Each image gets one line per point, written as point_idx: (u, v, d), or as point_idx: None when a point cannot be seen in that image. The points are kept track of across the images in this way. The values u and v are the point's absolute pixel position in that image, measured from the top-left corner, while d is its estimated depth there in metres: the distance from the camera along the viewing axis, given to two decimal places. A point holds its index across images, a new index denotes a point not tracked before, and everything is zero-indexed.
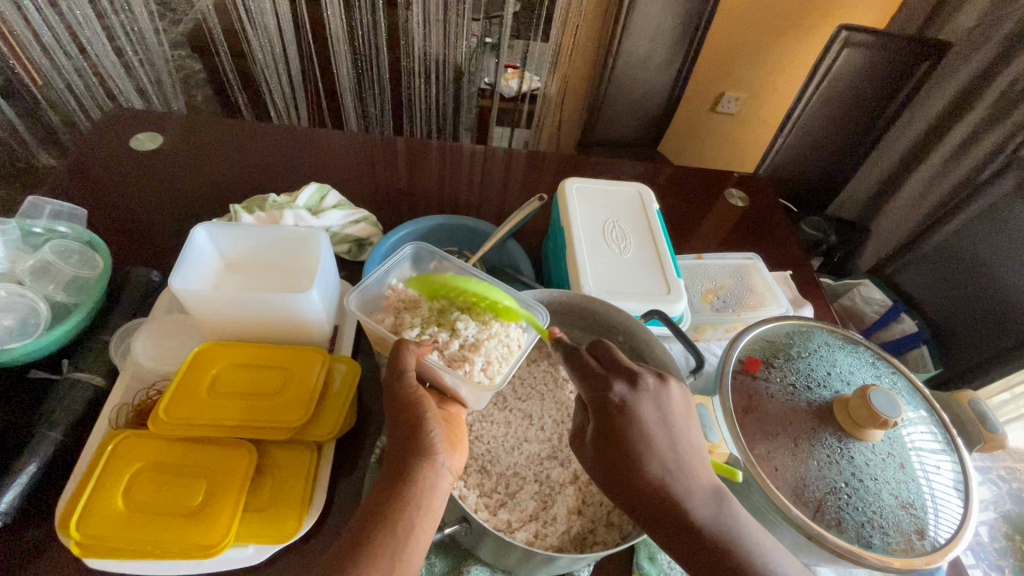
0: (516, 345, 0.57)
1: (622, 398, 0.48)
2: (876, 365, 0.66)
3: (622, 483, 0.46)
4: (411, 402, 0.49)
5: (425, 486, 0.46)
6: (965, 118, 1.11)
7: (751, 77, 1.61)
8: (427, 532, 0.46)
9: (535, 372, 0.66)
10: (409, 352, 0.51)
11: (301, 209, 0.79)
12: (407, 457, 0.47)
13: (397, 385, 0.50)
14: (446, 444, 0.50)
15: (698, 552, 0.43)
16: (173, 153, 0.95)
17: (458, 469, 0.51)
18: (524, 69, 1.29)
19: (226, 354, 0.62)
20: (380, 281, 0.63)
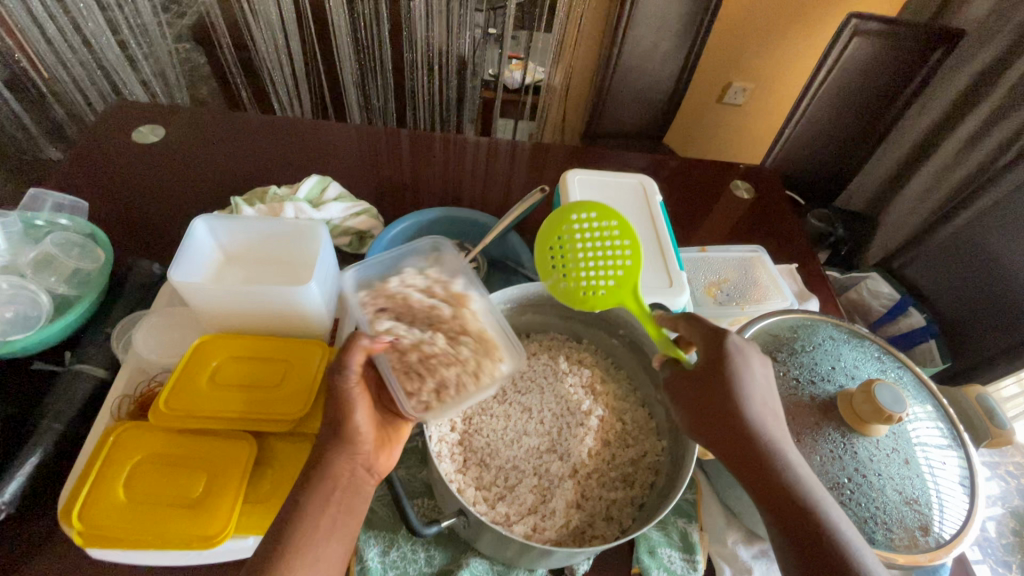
0: (484, 379, 0.53)
1: (738, 343, 0.51)
2: (882, 359, 0.65)
3: (721, 418, 0.49)
4: (343, 400, 0.51)
5: (343, 481, 0.49)
6: (977, 108, 1.08)
7: (760, 66, 1.58)
8: (348, 526, 0.49)
9: (535, 365, 0.66)
10: (357, 350, 0.50)
11: (301, 201, 0.79)
12: (335, 455, 0.50)
13: (337, 378, 0.50)
14: (372, 444, 0.52)
15: (776, 488, 0.47)
16: (175, 145, 0.95)
17: (384, 468, 0.53)
18: (528, 60, 1.27)
19: (225, 346, 0.62)
20: (390, 265, 0.62)
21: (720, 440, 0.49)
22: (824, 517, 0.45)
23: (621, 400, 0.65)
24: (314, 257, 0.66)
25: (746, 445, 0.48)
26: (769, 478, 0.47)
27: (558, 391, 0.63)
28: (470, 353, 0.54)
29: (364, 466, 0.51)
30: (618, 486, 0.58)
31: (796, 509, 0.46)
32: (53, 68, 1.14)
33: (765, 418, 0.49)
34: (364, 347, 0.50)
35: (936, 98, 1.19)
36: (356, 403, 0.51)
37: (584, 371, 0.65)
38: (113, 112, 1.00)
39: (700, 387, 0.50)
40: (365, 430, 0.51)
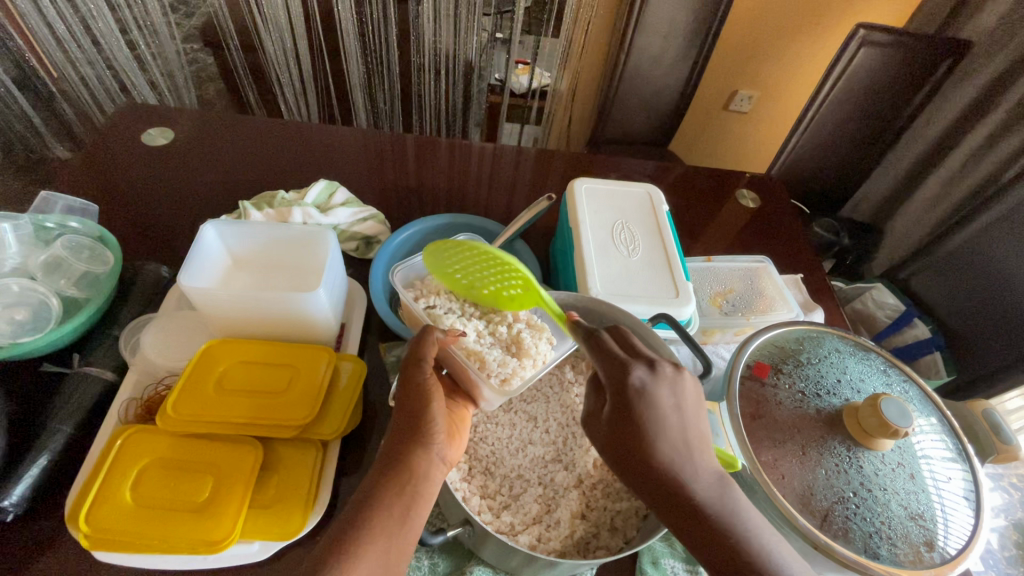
0: (542, 360, 0.56)
1: (643, 382, 0.45)
2: (888, 372, 0.65)
3: (636, 462, 0.45)
4: (419, 392, 0.50)
5: (421, 474, 0.47)
6: (985, 119, 1.09)
7: (766, 74, 1.58)
8: (421, 518, 0.47)
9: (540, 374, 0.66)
10: (433, 342, 0.50)
11: (309, 206, 0.79)
12: (404, 449, 0.48)
13: (413, 372, 0.50)
14: (445, 436, 0.50)
15: (698, 533, 0.45)
16: (184, 147, 0.96)
17: (453, 460, 0.52)
18: (535, 66, 1.28)
19: (233, 351, 0.62)
20: (426, 261, 0.65)
21: (636, 483, 0.46)
22: (748, 548, 0.44)
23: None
24: (322, 263, 0.67)
25: (663, 487, 0.44)
26: (686, 518, 0.45)
27: (562, 400, 0.63)
28: (528, 335, 0.57)
29: (439, 457, 0.49)
30: (623, 496, 0.57)
31: (720, 546, 0.44)
32: (62, 66, 1.15)
33: (684, 460, 0.45)
34: (438, 338, 0.51)
35: (943, 108, 1.19)
36: (433, 393, 0.50)
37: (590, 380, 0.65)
38: (122, 113, 1.00)
39: (616, 431, 0.45)
40: (441, 423, 0.50)
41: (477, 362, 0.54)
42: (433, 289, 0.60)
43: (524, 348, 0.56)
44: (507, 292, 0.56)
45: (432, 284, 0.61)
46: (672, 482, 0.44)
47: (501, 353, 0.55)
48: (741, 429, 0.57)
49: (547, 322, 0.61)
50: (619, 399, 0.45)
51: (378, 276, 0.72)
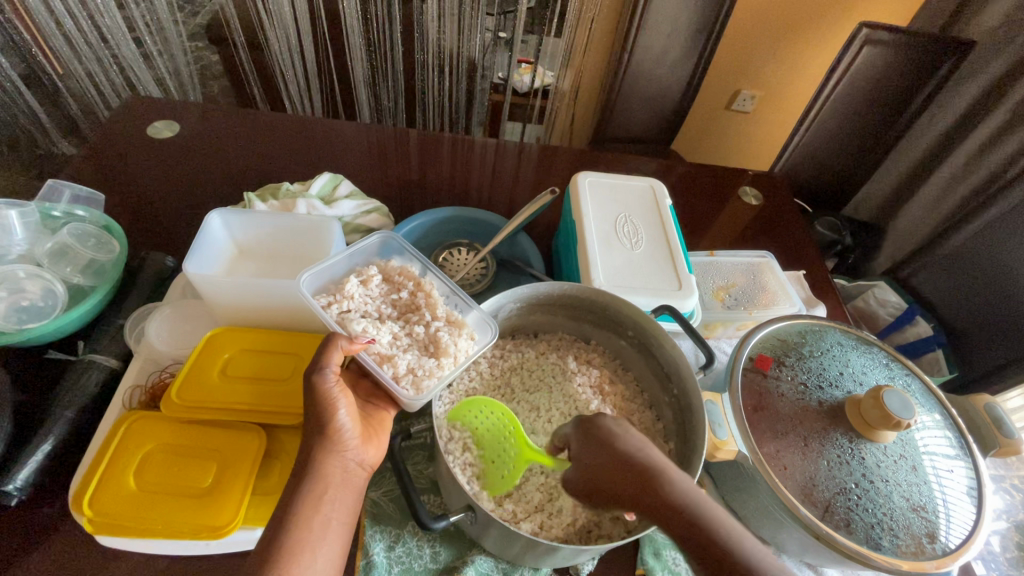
0: (460, 356, 0.55)
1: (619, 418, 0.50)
2: (890, 366, 0.65)
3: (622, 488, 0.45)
4: (324, 400, 0.50)
5: (337, 478, 0.49)
6: (987, 119, 1.09)
7: (768, 74, 1.59)
8: (342, 522, 0.48)
9: (543, 363, 0.67)
10: (336, 348, 0.51)
11: (313, 198, 0.79)
12: (314, 452, 0.48)
13: (315, 379, 0.50)
14: (359, 439, 0.51)
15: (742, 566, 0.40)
16: (188, 141, 0.96)
17: (374, 462, 0.53)
18: (538, 64, 1.28)
19: (237, 339, 0.62)
20: (346, 263, 0.62)
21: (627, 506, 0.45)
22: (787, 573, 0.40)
23: (629, 401, 0.66)
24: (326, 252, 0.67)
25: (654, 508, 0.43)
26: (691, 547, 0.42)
27: (565, 391, 0.64)
28: (445, 333, 0.56)
29: (356, 462, 0.51)
30: None
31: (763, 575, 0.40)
32: (68, 61, 1.15)
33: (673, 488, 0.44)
34: (341, 346, 0.51)
35: (945, 108, 1.19)
36: (338, 400, 0.50)
37: (592, 371, 0.66)
38: (128, 107, 1.01)
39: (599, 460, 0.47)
40: (352, 426, 0.51)
41: (390, 367, 0.54)
42: (343, 294, 0.57)
43: (441, 348, 0.55)
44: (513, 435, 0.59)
45: (343, 288, 0.57)
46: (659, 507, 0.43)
47: (416, 355, 0.56)
48: (744, 421, 0.57)
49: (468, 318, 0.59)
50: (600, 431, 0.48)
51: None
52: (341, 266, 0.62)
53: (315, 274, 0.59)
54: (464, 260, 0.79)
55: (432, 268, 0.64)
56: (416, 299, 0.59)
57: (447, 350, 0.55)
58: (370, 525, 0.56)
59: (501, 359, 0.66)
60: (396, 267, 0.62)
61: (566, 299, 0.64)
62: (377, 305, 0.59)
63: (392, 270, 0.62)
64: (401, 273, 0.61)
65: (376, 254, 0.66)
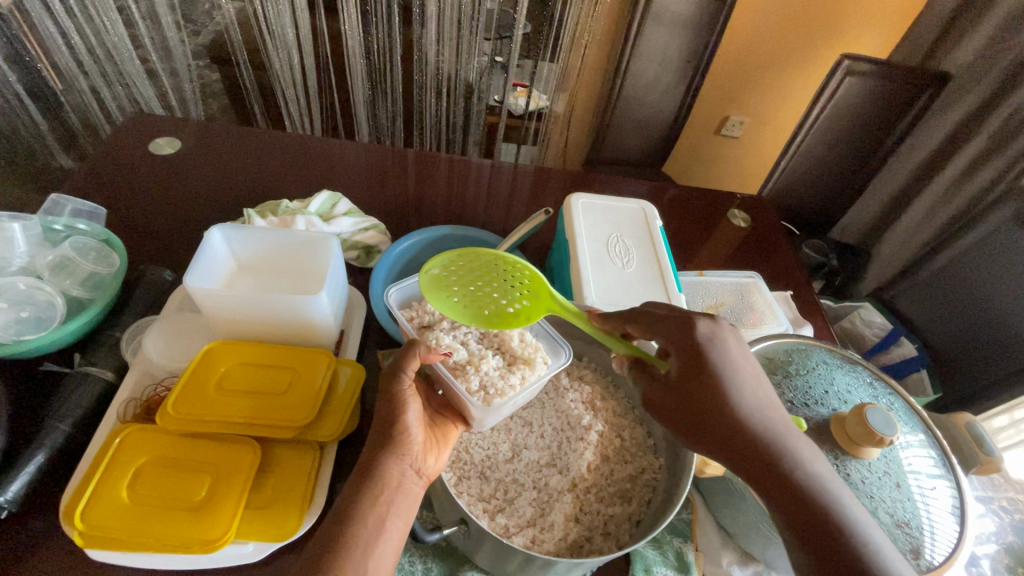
0: (533, 379, 0.54)
1: (708, 335, 0.50)
2: (874, 385, 0.67)
3: (710, 417, 0.48)
4: (396, 402, 0.51)
5: (395, 481, 0.49)
6: (966, 146, 1.14)
7: (756, 101, 1.64)
8: (399, 527, 0.48)
9: None
10: (415, 354, 0.51)
11: (312, 215, 0.81)
12: (378, 456, 0.49)
13: (392, 381, 0.51)
14: (421, 446, 0.52)
15: (789, 490, 0.46)
16: (189, 157, 0.98)
17: (433, 472, 0.53)
18: (533, 88, 1.33)
19: (234, 353, 0.63)
20: None
21: (714, 437, 0.48)
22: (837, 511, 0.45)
23: (620, 416, 0.65)
24: (326, 268, 0.68)
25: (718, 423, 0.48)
26: (776, 475, 0.46)
27: (556, 407, 0.63)
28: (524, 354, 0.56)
29: (415, 469, 0.51)
30: (616, 501, 0.58)
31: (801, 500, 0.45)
32: (74, 77, 1.18)
33: (763, 409, 0.49)
34: (422, 353, 0.51)
35: (925, 136, 1.24)
36: (409, 406, 0.51)
37: (584, 387, 0.65)
38: (131, 123, 1.03)
39: (688, 388, 0.49)
40: (417, 432, 0.51)
41: (463, 381, 0.53)
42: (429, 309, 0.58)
43: (521, 365, 0.55)
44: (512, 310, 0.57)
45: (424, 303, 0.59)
46: (754, 432, 0.47)
47: (496, 368, 0.54)
48: None
49: (542, 342, 0.59)
50: (698, 357, 0.49)
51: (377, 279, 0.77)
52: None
53: (401, 286, 0.61)
54: None
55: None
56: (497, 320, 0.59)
57: (524, 367, 0.55)
58: None
59: None
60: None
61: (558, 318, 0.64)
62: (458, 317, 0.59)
63: None
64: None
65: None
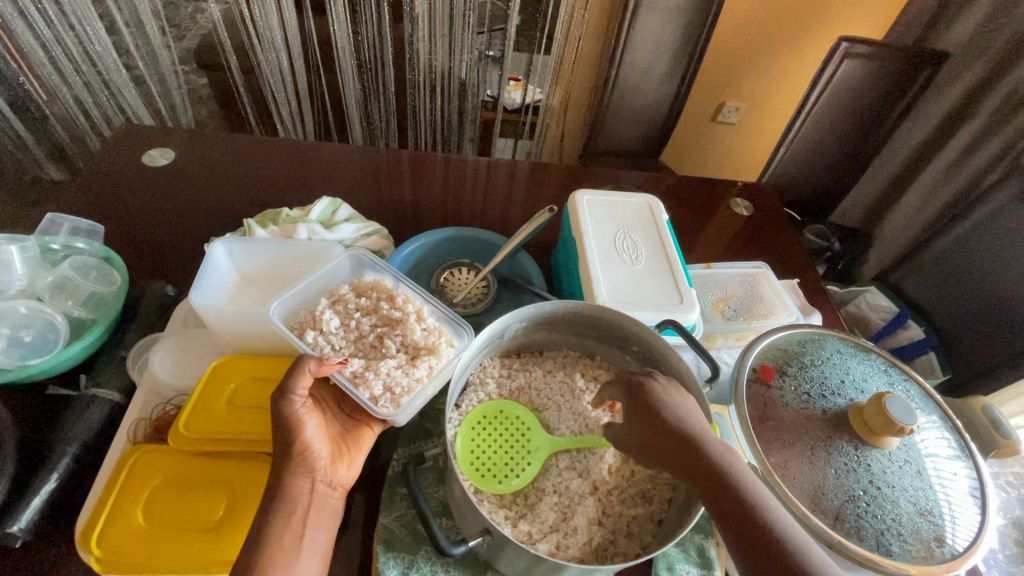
0: (440, 364, 0.60)
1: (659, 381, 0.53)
2: (888, 372, 0.66)
3: (675, 449, 0.50)
4: (289, 422, 0.53)
5: (305, 497, 0.52)
6: (967, 125, 1.13)
7: (751, 87, 1.63)
8: (319, 540, 0.51)
9: (551, 383, 0.65)
10: (302, 374, 0.53)
11: (314, 222, 0.79)
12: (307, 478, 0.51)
13: (280, 405, 0.52)
14: (330, 458, 0.55)
15: (748, 518, 0.45)
16: (182, 167, 0.96)
17: (349, 481, 0.57)
18: (527, 82, 1.31)
19: (242, 368, 0.61)
20: (318, 290, 0.66)
21: (691, 475, 0.48)
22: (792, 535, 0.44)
23: None
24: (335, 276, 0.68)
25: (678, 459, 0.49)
26: (736, 506, 0.46)
27: (572, 411, 0.61)
28: (425, 345, 0.61)
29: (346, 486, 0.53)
30: (638, 502, 0.57)
31: (757, 527, 0.45)
32: (55, 87, 1.15)
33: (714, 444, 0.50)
34: (311, 370, 0.53)
35: (923, 117, 1.24)
36: (306, 421, 0.53)
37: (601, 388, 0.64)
38: (121, 135, 1.00)
39: (655, 424, 0.51)
40: (320, 444, 0.54)
41: (365, 387, 0.57)
42: (318, 319, 0.61)
43: (425, 356, 0.60)
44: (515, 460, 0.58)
45: (319, 317, 0.61)
46: (719, 467, 0.47)
47: (397, 365, 0.60)
48: (750, 431, 0.58)
49: (442, 325, 0.64)
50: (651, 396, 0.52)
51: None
52: (315, 288, 0.66)
53: (290, 304, 0.62)
54: (466, 280, 0.79)
55: (405, 280, 0.67)
56: (392, 314, 0.63)
57: (427, 359, 0.60)
58: (383, 551, 0.56)
59: (509, 379, 0.63)
60: (369, 283, 0.66)
61: (570, 318, 0.64)
62: (350, 319, 0.62)
63: (376, 292, 0.65)
64: (374, 289, 0.65)
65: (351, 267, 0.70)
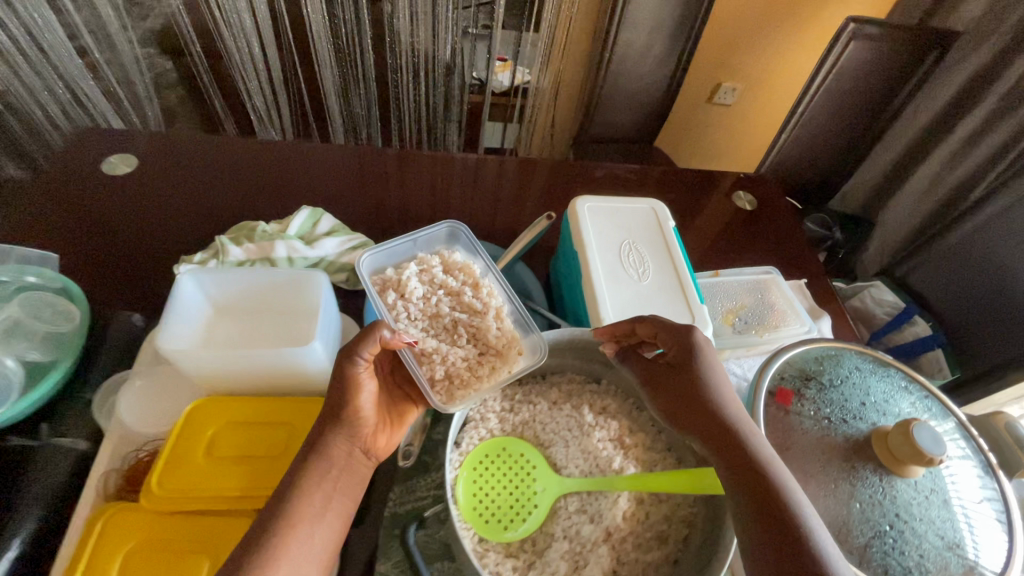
0: (506, 369, 0.59)
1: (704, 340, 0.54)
2: (909, 389, 0.63)
3: (708, 429, 0.50)
4: (349, 380, 0.53)
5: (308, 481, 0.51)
6: (974, 110, 1.08)
7: (748, 67, 1.56)
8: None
9: (556, 417, 0.58)
10: (375, 338, 0.52)
11: (293, 238, 0.73)
12: (274, 533, 0.46)
13: (346, 364, 0.52)
14: (372, 427, 0.56)
15: (742, 462, 0.46)
16: (147, 173, 0.89)
17: (380, 452, 0.58)
18: (516, 63, 1.23)
19: (221, 412, 0.56)
20: (400, 255, 0.68)
21: (704, 422, 0.50)
22: (779, 487, 0.44)
23: (651, 449, 0.59)
24: (317, 308, 0.60)
25: (699, 407, 0.51)
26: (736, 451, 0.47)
27: (580, 449, 0.56)
28: (498, 340, 0.60)
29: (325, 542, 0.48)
30: (654, 546, 0.53)
31: (747, 472, 0.45)
32: None
33: (735, 407, 0.51)
34: (383, 337, 0.52)
35: (928, 100, 1.19)
36: (364, 385, 0.54)
37: (612, 422, 0.59)
38: (80, 136, 0.92)
39: (685, 376, 0.53)
40: (370, 411, 0.55)
41: (427, 370, 0.58)
42: (402, 284, 0.62)
43: (493, 358, 0.59)
44: (522, 504, 0.54)
45: (399, 281, 0.62)
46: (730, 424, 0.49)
47: (464, 358, 0.59)
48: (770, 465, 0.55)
49: (515, 327, 0.62)
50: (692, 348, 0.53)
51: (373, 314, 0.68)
52: (404, 253, 0.68)
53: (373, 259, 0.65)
54: None
55: (493, 273, 0.67)
56: (475, 301, 0.62)
57: (495, 361, 0.59)
58: None
59: (511, 414, 0.59)
60: (458, 264, 0.66)
61: (578, 344, 0.61)
62: (432, 294, 0.63)
63: (467, 275, 0.65)
64: (462, 270, 0.65)
65: (443, 242, 0.72)
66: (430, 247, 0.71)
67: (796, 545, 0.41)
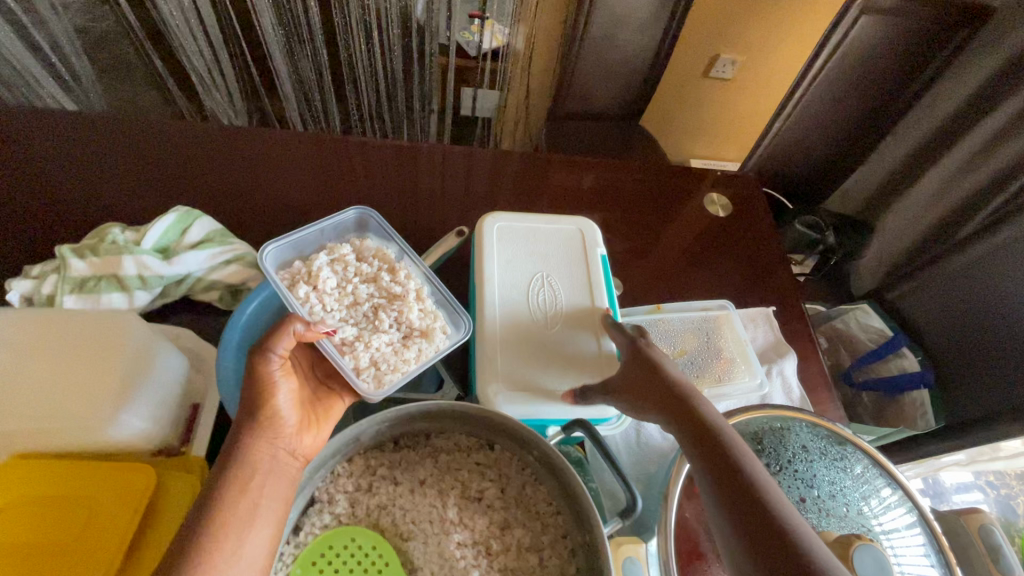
0: (432, 350, 0.54)
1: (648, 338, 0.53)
2: (864, 478, 0.52)
3: (675, 418, 0.47)
4: (263, 381, 0.45)
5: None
6: (1003, 104, 0.89)
7: (752, 36, 1.35)
8: None
9: (419, 504, 0.50)
10: (286, 334, 0.45)
11: (146, 252, 0.62)
12: None
13: (256, 362, 0.44)
14: (296, 427, 0.48)
15: (716, 450, 0.43)
16: (15, 157, 0.77)
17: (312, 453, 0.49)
18: (487, 19, 1.02)
19: (9, 486, 0.46)
20: (313, 241, 0.60)
21: (669, 413, 0.47)
22: (753, 474, 0.41)
23: (529, 547, 0.50)
24: (125, 354, 0.52)
25: (660, 397, 0.48)
26: (706, 440, 0.44)
27: (440, 550, 0.47)
28: (421, 324, 0.55)
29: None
30: None
31: (721, 459, 0.43)
32: None
33: (694, 395, 0.48)
34: (297, 331, 0.45)
35: (948, 89, 0.99)
36: (279, 385, 0.46)
37: (479, 521, 0.50)
38: None
39: (642, 367, 0.50)
40: (291, 413, 0.47)
41: (352, 357, 0.52)
42: (313, 274, 0.54)
43: (418, 338, 0.54)
44: None
45: (311, 270, 0.55)
46: (694, 411, 0.46)
47: (389, 342, 0.53)
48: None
49: (440, 310, 0.58)
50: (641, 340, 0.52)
51: (226, 363, 0.54)
52: (311, 241, 0.60)
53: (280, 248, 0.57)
54: None
55: (408, 255, 0.61)
56: (392, 285, 0.56)
57: (419, 340, 0.54)
58: None
59: (366, 495, 0.50)
60: (371, 248, 0.59)
61: (453, 414, 0.50)
62: (347, 282, 0.56)
63: (381, 261, 0.58)
64: (376, 255, 0.59)
65: (352, 230, 0.64)
66: (340, 238, 0.63)
67: (775, 525, 0.38)
